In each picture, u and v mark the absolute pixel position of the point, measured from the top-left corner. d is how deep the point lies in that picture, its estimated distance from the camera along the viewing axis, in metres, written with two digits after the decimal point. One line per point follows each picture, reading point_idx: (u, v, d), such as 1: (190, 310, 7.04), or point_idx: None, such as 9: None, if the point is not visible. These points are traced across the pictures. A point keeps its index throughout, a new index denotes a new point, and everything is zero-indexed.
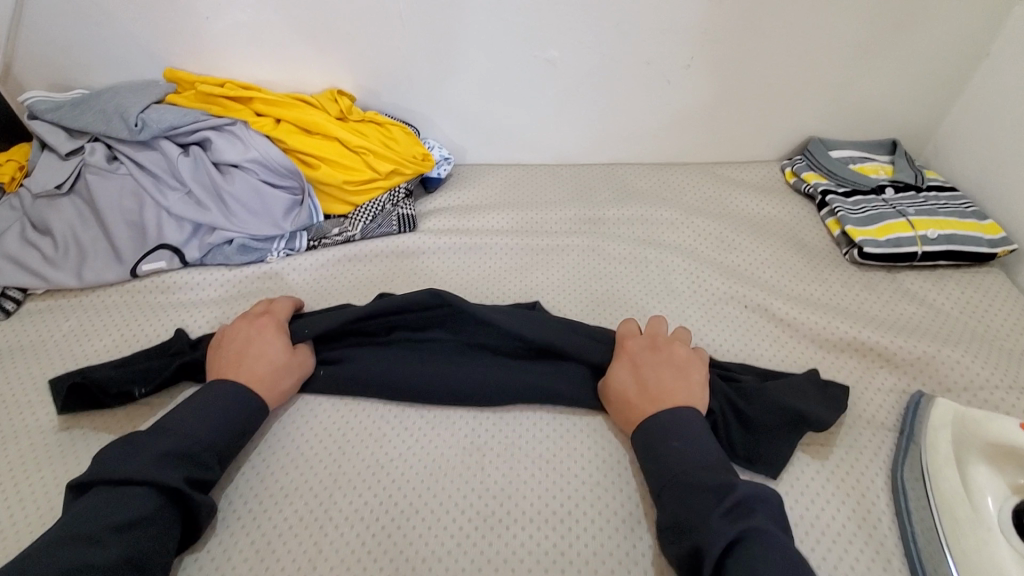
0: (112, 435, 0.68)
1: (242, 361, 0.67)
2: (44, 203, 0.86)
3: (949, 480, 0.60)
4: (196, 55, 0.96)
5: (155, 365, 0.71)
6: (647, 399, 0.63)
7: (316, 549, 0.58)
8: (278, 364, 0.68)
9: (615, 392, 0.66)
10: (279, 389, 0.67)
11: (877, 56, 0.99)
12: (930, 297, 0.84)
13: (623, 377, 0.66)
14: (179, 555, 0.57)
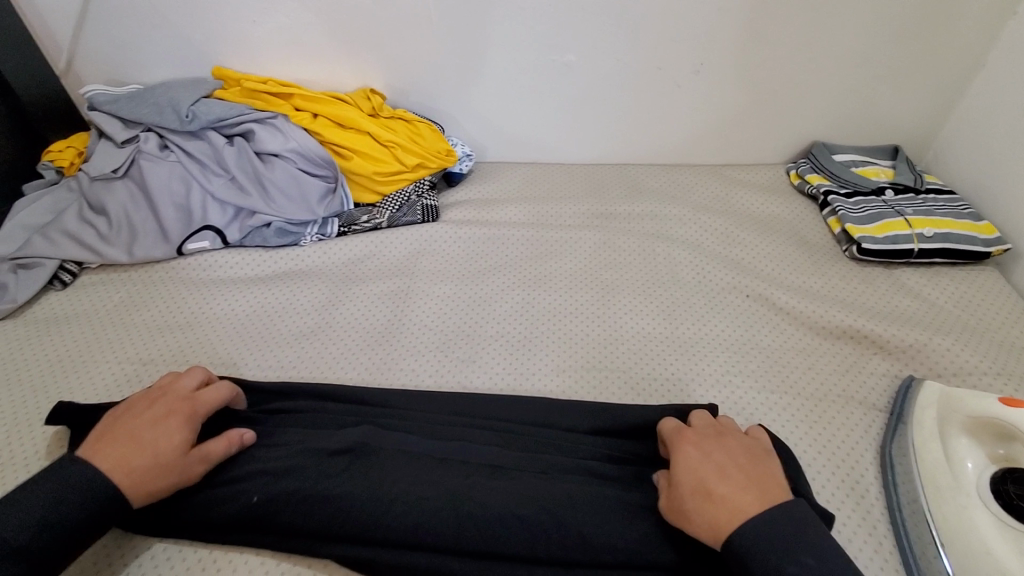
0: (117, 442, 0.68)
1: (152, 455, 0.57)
2: (99, 186, 0.94)
3: (933, 453, 0.64)
4: (241, 55, 1.04)
5: None
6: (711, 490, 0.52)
7: None
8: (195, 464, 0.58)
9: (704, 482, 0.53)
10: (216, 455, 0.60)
11: (880, 65, 1.04)
12: (926, 292, 0.88)
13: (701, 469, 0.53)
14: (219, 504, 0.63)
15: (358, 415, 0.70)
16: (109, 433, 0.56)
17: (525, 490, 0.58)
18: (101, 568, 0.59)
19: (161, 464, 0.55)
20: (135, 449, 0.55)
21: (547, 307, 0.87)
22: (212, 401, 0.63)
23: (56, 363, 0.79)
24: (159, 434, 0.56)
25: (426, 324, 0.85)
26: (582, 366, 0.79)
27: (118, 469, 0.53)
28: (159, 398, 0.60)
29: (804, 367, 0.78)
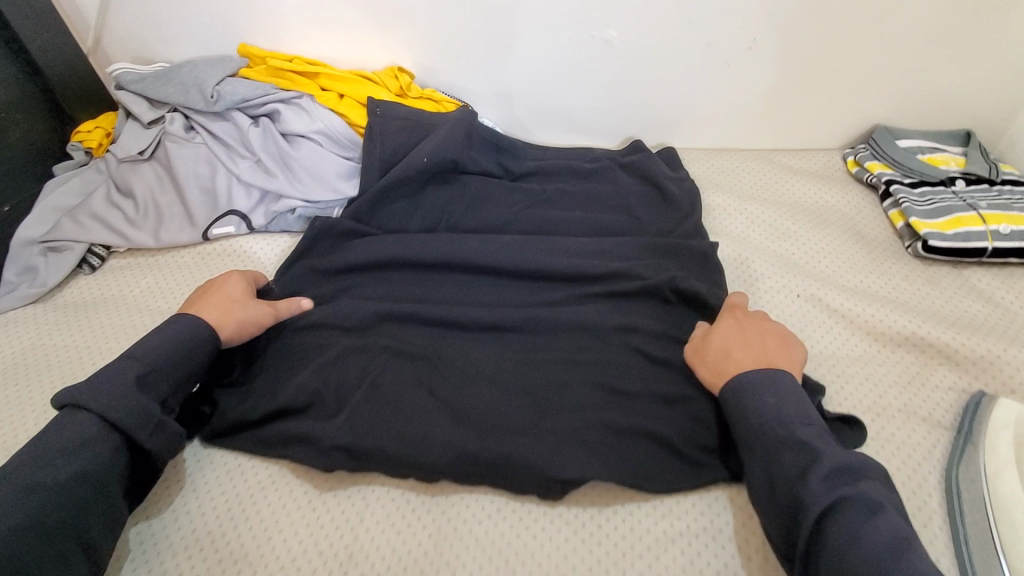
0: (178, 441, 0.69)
1: (209, 295, 0.74)
2: (127, 168, 0.93)
3: (1010, 483, 0.59)
4: (268, 32, 1.00)
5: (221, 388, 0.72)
6: (753, 356, 0.67)
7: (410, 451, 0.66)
8: (238, 302, 0.73)
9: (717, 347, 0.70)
10: (223, 303, 0.72)
11: (956, 42, 0.94)
12: (998, 296, 0.80)
13: (727, 334, 0.71)
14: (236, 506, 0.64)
15: (400, 398, 0.70)
16: (207, 300, 0.73)
17: (582, 469, 0.64)
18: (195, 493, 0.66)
19: (234, 304, 0.73)
20: (235, 307, 0.73)
21: (577, 298, 0.81)
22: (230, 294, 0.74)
23: (84, 351, 0.79)
24: (230, 289, 0.74)
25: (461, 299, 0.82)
26: (616, 366, 0.73)
27: (216, 308, 0.71)
28: (228, 294, 0.74)
29: (861, 377, 0.71)
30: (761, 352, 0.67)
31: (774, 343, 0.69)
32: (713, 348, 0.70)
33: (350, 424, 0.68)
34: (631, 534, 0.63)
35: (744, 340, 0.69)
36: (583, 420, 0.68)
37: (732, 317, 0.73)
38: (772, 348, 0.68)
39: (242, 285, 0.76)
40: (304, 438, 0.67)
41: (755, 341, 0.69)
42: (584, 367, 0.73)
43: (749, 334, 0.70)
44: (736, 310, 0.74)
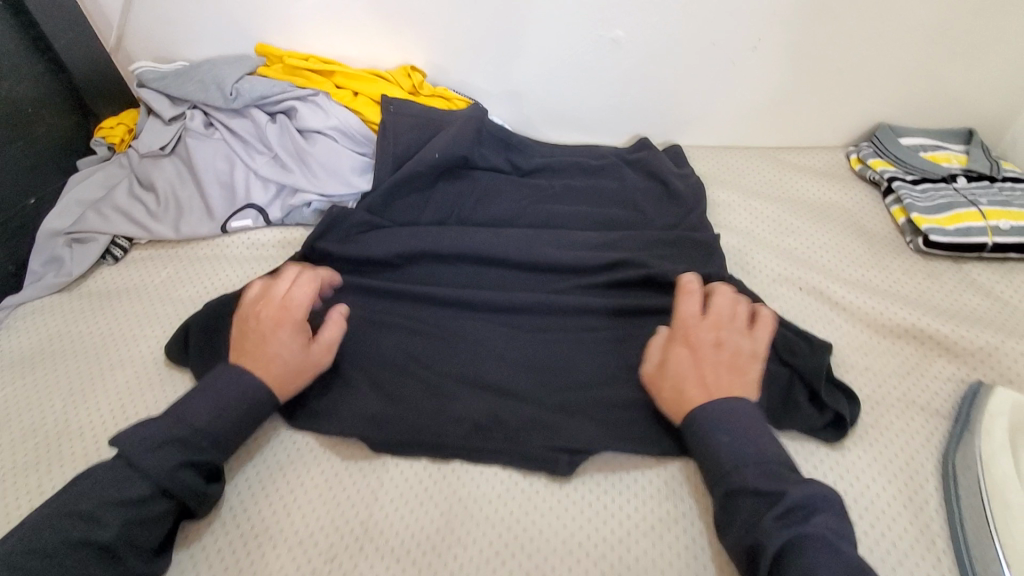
0: None
1: (258, 352, 0.65)
2: (149, 163, 0.96)
3: (1004, 465, 0.60)
4: (285, 31, 1.03)
5: None
6: (714, 386, 0.63)
7: (424, 435, 0.69)
8: (291, 361, 0.65)
9: (671, 376, 0.65)
10: (275, 361, 0.65)
11: (957, 41, 0.96)
12: (998, 290, 0.82)
13: (682, 359, 0.65)
14: (254, 484, 0.67)
15: (417, 382, 0.72)
16: (251, 351, 0.65)
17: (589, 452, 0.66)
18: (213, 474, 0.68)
19: (292, 367, 0.66)
20: (292, 370, 0.66)
21: (585, 290, 0.83)
22: (280, 349, 0.65)
23: (109, 338, 0.82)
24: (277, 346, 0.65)
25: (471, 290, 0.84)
26: (621, 355, 0.76)
27: (270, 377, 0.64)
28: (279, 351, 0.65)
29: (861, 367, 0.73)
30: (717, 381, 0.63)
31: (729, 360, 0.65)
32: (665, 378, 0.65)
33: (365, 408, 0.70)
34: (637, 514, 0.65)
35: (702, 366, 0.64)
36: (589, 406, 0.71)
37: (684, 344, 0.66)
38: (728, 374, 0.64)
39: (291, 329, 0.66)
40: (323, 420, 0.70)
41: (711, 376, 0.63)
42: (590, 356, 0.75)
43: (702, 363, 0.64)
44: (685, 332, 0.67)
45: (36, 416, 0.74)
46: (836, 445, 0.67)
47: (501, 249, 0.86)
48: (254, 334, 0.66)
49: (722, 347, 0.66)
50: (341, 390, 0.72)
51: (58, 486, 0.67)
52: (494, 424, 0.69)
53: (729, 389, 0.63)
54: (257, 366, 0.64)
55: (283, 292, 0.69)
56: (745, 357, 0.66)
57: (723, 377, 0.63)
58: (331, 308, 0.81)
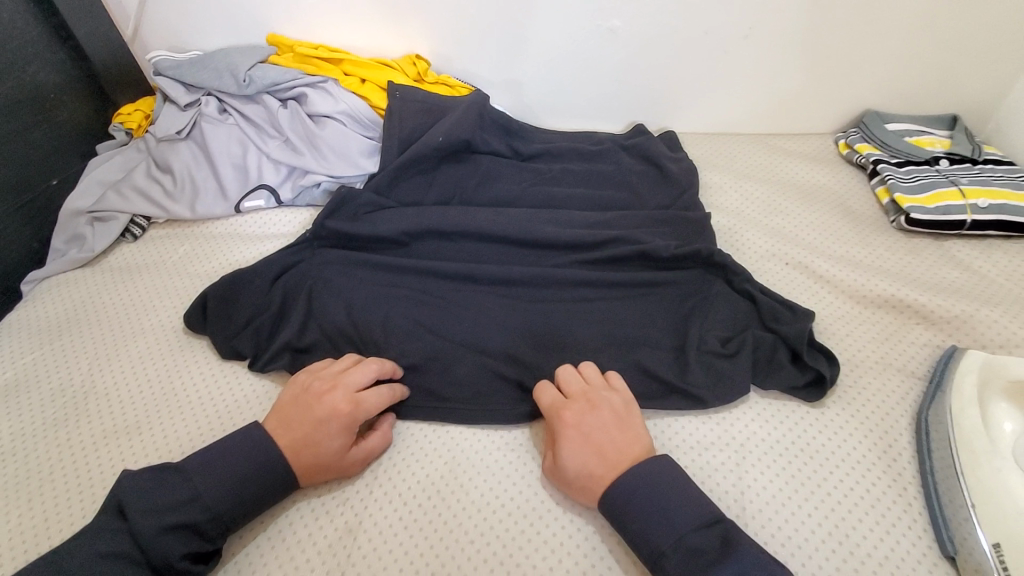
0: (220, 387, 0.77)
1: (308, 436, 0.64)
2: (165, 146, 1.00)
3: (970, 418, 0.64)
4: (295, 21, 1.07)
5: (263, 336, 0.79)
6: (614, 463, 0.61)
7: (432, 395, 0.74)
8: (332, 456, 0.64)
9: (574, 472, 0.61)
10: (322, 449, 0.64)
11: (940, 30, 1.00)
12: (976, 264, 0.86)
13: (574, 444, 0.63)
14: None
15: (423, 348, 0.77)
16: (303, 428, 0.64)
17: None
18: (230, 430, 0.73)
19: (326, 463, 0.64)
20: (326, 461, 0.64)
21: (582, 264, 0.88)
22: (331, 439, 0.64)
23: (130, 310, 0.86)
24: (325, 436, 0.64)
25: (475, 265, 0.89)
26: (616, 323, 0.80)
27: (305, 463, 0.63)
28: (327, 438, 0.64)
29: (842, 334, 0.78)
30: (618, 448, 0.62)
31: (603, 422, 0.64)
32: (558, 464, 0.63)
33: None
34: None
35: (590, 438, 0.63)
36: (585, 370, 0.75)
37: (571, 429, 0.64)
38: (615, 440, 0.63)
39: (344, 421, 0.65)
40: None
41: (605, 446, 0.62)
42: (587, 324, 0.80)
43: (594, 439, 0.63)
44: (558, 415, 0.66)
45: (63, 381, 0.78)
46: (815, 404, 0.72)
47: (502, 226, 0.91)
48: (301, 419, 0.65)
49: (606, 411, 0.65)
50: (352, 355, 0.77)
51: (86, 443, 0.71)
52: (496, 386, 0.74)
53: (626, 448, 0.62)
54: (302, 459, 0.63)
55: (348, 383, 0.68)
56: (623, 411, 0.66)
57: (614, 442, 0.63)
58: (339, 280, 0.85)
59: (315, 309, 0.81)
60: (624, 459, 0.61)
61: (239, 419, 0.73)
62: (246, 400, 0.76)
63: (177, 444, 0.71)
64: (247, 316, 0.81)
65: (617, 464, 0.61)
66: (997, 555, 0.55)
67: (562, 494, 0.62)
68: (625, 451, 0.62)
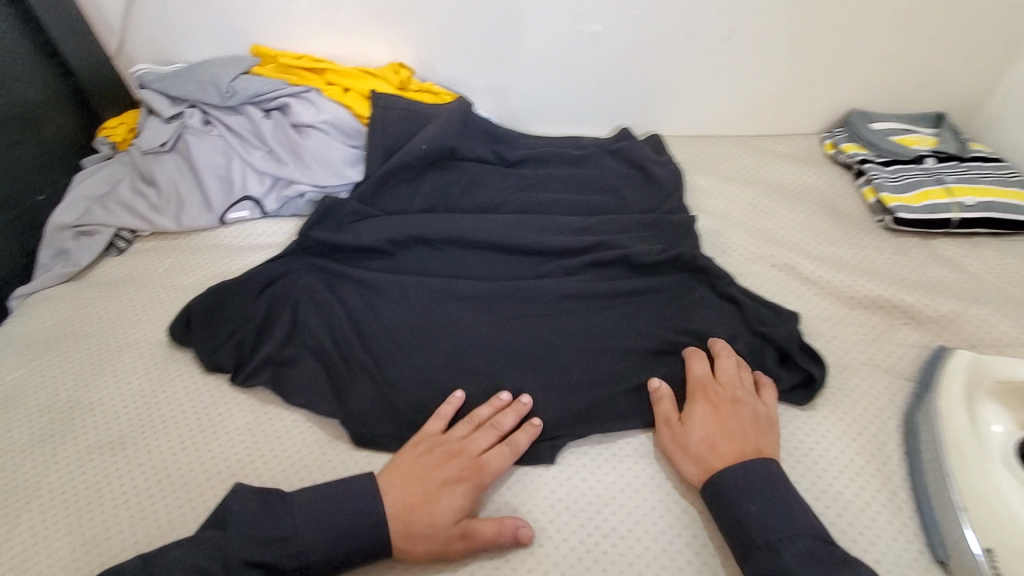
0: (203, 400, 0.76)
1: (428, 490, 0.60)
2: (149, 159, 1.00)
3: (957, 419, 0.63)
4: (278, 32, 1.07)
5: (246, 349, 0.78)
6: (734, 448, 0.62)
7: (416, 405, 0.73)
8: (438, 525, 0.58)
9: (694, 441, 0.64)
10: (439, 509, 0.59)
11: (923, 27, 1.00)
12: (965, 262, 0.85)
13: (700, 415, 0.66)
14: (253, 453, 0.71)
15: (407, 358, 0.76)
16: (426, 483, 0.61)
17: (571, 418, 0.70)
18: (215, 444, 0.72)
19: (432, 531, 0.58)
20: (427, 531, 0.58)
21: (567, 270, 0.87)
22: (456, 503, 0.60)
23: (114, 323, 0.86)
24: (449, 495, 0.60)
25: (459, 272, 0.88)
26: (601, 329, 0.80)
27: (400, 523, 0.58)
28: (446, 496, 0.60)
29: (829, 336, 0.77)
30: (742, 440, 0.63)
31: (738, 414, 0.65)
32: (699, 442, 0.64)
33: (359, 382, 0.74)
34: (616, 475, 0.68)
35: (735, 418, 0.65)
36: (571, 378, 0.74)
37: (704, 400, 0.67)
38: (742, 432, 0.63)
39: (473, 483, 0.62)
40: (317, 397, 0.74)
41: (732, 429, 0.64)
42: (572, 331, 0.79)
43: (724, 420, 0.65)
44: (705, 387, 0.69)
45: (47, 396, 0.78)
46: (803, 408, 0.71)
47: (488, 233, 0.90)
48: (415, 476, 0.61)
49: (713, 402, 0.67)
50: (336, 367, 0.76)
51: (68, 459, 0.71)
52: (480, 395, 0.74)
53: (751, 443, 0.62)
54: (408, 523, 0.58)
55: (473, 445, 0.65)
56: (762, 423, 0.65)
57: (742, 438, 0.63)
58: (323, 291, 0.84)
59: (299, 320, 0.81)
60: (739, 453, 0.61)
61: (219, 438, 0.72)
62: (231, 414, 0.75)
63: (139, 492, 0.68)
64: (231, 328, 0.80)
65: (739, 450, 0.62)
66: (989, 561, 0.54)
67: (675, 447, 0.66)
68: (742, 443, 0.62)
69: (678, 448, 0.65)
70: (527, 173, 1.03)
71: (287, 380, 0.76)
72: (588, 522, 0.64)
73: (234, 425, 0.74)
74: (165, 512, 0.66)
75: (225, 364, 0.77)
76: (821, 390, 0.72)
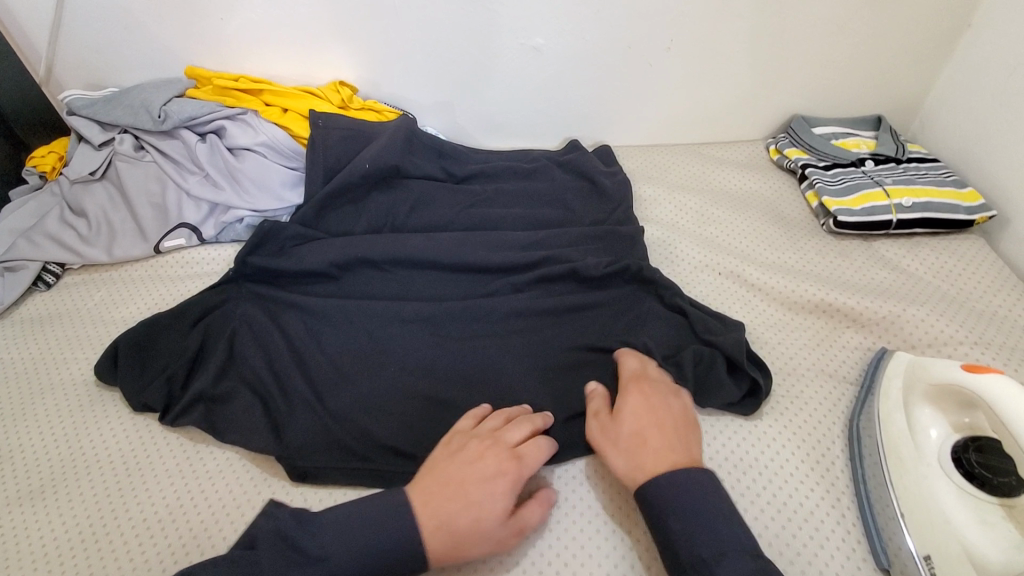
0: (132, 443, 0.72)
1: (463, 490, 0.57)
2: (79, 188, 0.96)
3: (896, 423, 0.63)
4: (212, 53, 1.04)
5: (176, 387, 0.75)
6: (667, 448, 0.59)
7: (355, 435, 0.70)
8: (483, 524, 0.56)
9: (625, 434, 0.61)
10: (483, 508, 0.56)
11: (857, 33, 1.02)
12: (905, 263, 0.87)
13: (634, 408, 0.63)
14: (186, 496, 0.68)
15: (347, 386, 0.74)
16: (458, 483, 0.58)
17: None
18: (142, 490, 0.68)
19: (478, 530, 0.55)
20: (469, 531, 0.55)
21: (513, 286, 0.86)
22: (497, 500, 0.57)
23: (41, 364, 0.81)
24: (487, 495, 0.57)
25: (402, 293, 0.86)
26: (548, 346, 0.78)
27: (443, 527, 0.55)
28: (489, 495, 0.57)
29: (774, 343, 0.77)
30: (671, 438, 0.60)
31: (681, 410, 0.64)
32: (627, 436, 0.61)
33: (296, 415, 0.72)
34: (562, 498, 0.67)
35: (678, 417, 0.62)
36: (518, 399, 0.73)
37: (637, 391, 0.65)
38: (681, 433, 0.61)
39: (512, 481, 0.59)
40: (251, 434, 0.70)
41: (665, 426, 0.61)
42: (519, 349, 0.78)
43: (659, 415, 0.63)
44: (636, 380, 0.68)
45: None
46: (750, 417, 0.70)
47: (432, 252, 0.88)
48: (455, 477, 0.58)
49: (643, 394, 0.65)
50: (272, 399, 0.73)
51: None
52: (423, 421, 0.71)
53: (687, 450, 0.59)
54: (455, 528, 0.55)
55: (502, 440, 0.62)
56: (692, 421, 0.64)
57: (680, 440, 0.60)
58: (262, 320, 0.81)
59: (234, 352, 0.77)
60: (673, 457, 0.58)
61: (149, 482, 0.69)
62: (157, 455, 0.71)
63: (53, 555, 0.63)
64: (164, 363, 0.77)
65: (673, 453, 0.59)
66: (928, 568, 0.54)
67: (605, 441, 0.63)
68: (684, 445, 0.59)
69: (613, 443, 0.62)
70: (476, 188, 1.01)
71: (222, 416, 0.73)
72: (531, 549, 0.63)
73: (163, 468, 0.70)
74: (84, 571, 0.61)
75: (154, 403, 0.73)
76: (767, 399, 0.71)
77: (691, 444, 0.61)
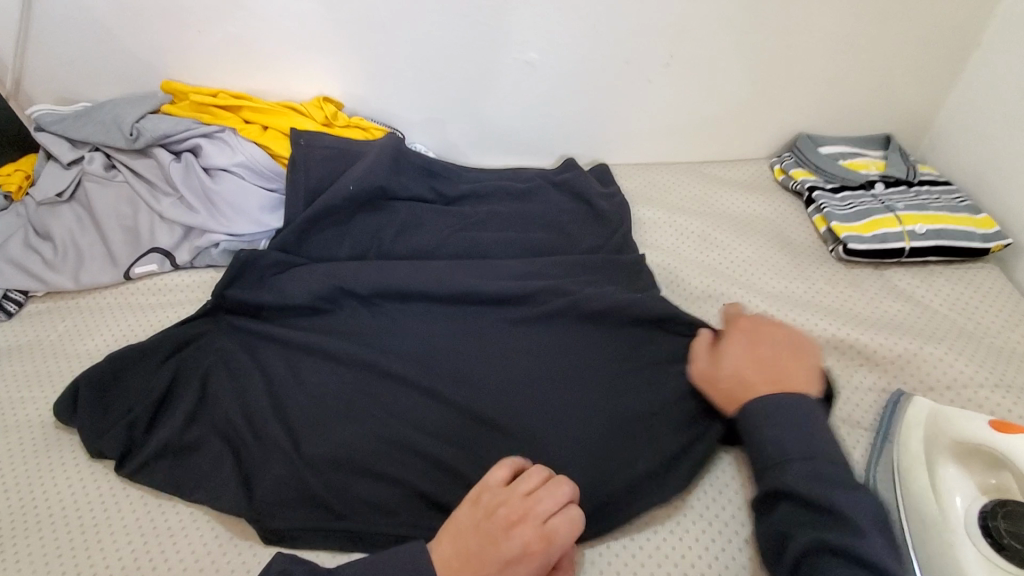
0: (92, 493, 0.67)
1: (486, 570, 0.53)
2: (45, 210, 0.90)
3: (918, 481, 0.59)
4: (190, 66, 0.99)
5: (139, 432, 0.69)
6: (763, 376, 0.64)
7: (331, 486, 0.65)
8: None
9: (723, 372, 0.67)
10: None
11: (866, 49, 0.97)
12: (919, 295, 0.82)
13: (731, 347, 0.69)
14: (146, 555, 0.62)
15: (324, 431, 0.69)
16: (483, 560, 0.53)
17: None
18: (99, 548, 0.63)
19: None
20: None
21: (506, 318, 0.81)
22: None
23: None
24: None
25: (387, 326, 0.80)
26: (541, 386, 0.73)
27: None
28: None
29: None
30: (773, 368, 0.64)
31: (781, 339, 0.68)
32: (724, 376, 0.67)
33: (268, 464, 0.66)
34: None
35: (778, 349, 0.67)
36: (508, 445, 0.68)
37: (736, 333, 0.70)
38: (782, 362, 0.65)
39: (540, 560, 0.54)
40: (219, 487, 0.65)
41: (766, 360, 0.66)
42: (511, 388, 0.72)
43: (757, 351, 0.67)
44: (734, 322, 0.72)
45: None
46: None
47: (419, 281, 0.83)
48: (482, 556, 0.53)
49: (740, 333, 0.70)
50: (243, 446, 0.68)
51: None
52: (407, 470, 0.66)
53: (788, 376, 0.63)
54: None
55: (536, 511, 0.55)
56: (797, 350, 0.67)
57: (780, 366, 0.64)
58: (235, 356, 0.75)
59: (204, 392, 0.72)
60: (772, 382, 0.63)
61: (107, 537, 0.64)
62: (118, 508, 0.66)
63: None
64: (129, 404, 0.71)
65: (774, 379, 0.63)
66: None
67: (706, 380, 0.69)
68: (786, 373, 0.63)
69: (722, 390, 0.67)
70: (467, 210, 0.96)
71: (189, 463, 0.68)
72: None
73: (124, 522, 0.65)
74: None
75: (115, 450, 0.68)
76: None
77: (795, 371, 0.64)
